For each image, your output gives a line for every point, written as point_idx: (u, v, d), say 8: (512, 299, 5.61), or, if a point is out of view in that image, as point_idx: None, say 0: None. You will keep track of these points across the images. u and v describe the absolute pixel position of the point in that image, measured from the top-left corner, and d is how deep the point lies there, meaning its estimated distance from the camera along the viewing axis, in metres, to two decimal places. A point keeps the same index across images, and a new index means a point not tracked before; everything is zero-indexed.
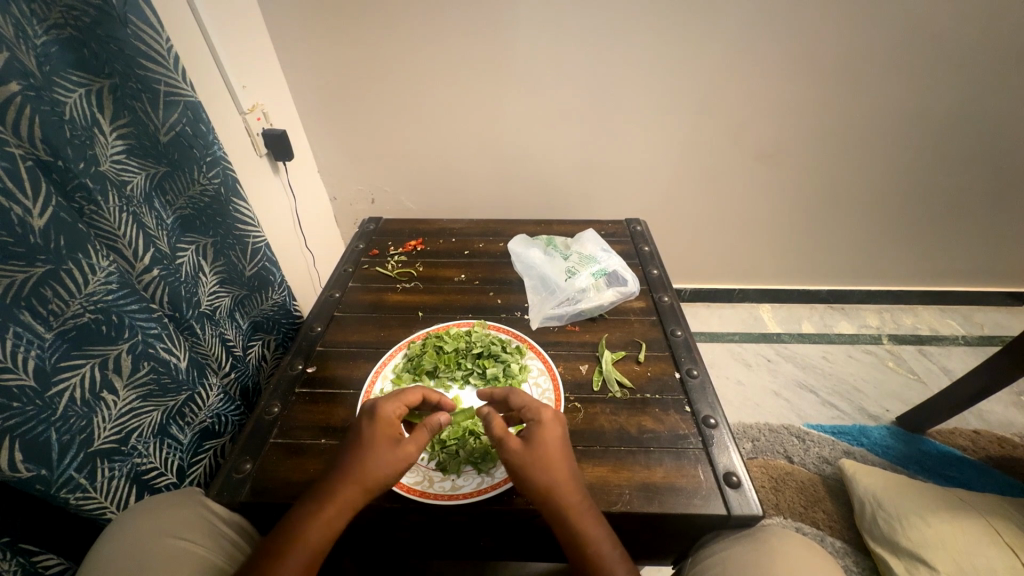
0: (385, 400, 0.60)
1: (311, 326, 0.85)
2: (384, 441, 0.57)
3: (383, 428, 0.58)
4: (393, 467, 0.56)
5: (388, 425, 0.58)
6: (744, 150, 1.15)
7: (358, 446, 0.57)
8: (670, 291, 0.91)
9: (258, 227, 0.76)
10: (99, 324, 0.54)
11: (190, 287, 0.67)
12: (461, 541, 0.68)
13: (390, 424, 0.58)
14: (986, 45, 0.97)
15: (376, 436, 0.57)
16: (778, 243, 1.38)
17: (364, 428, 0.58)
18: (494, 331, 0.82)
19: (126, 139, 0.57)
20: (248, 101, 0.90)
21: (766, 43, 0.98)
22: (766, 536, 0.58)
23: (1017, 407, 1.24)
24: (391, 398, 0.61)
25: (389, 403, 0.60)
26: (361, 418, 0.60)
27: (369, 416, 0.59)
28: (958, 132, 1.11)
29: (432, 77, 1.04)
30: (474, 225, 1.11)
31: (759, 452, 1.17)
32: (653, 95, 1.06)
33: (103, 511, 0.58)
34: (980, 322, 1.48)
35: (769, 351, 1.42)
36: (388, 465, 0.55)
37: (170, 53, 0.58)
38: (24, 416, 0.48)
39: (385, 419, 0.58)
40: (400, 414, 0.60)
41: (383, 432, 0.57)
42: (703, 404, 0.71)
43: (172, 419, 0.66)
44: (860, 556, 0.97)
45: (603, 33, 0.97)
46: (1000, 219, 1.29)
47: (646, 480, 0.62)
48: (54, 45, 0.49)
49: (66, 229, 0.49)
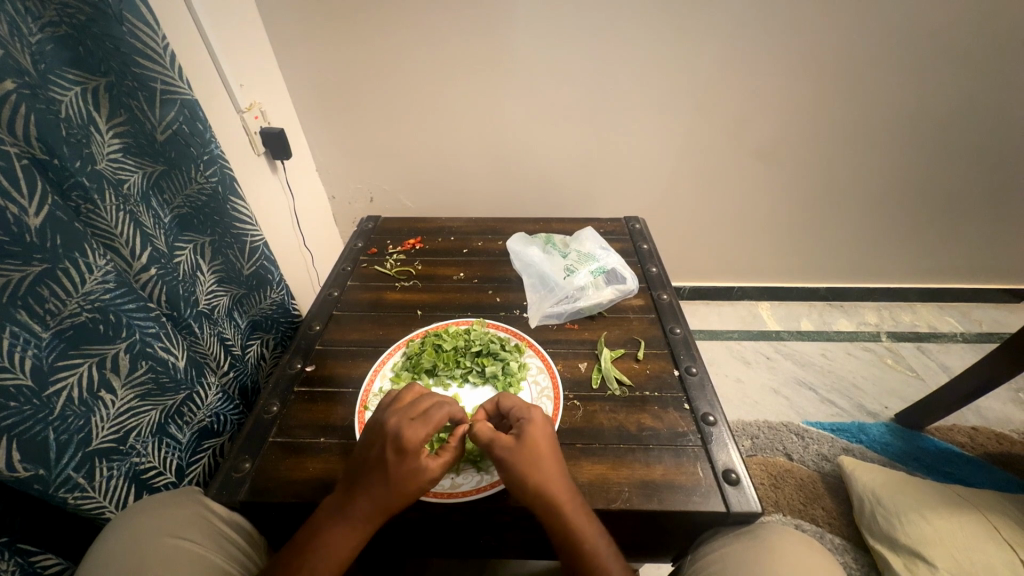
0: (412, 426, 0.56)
1: (310, 325, 0.85)
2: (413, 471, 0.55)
3: (413, 458, 0.55)
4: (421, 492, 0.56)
5: (418, 455, 0.55)
6: (743, 147, 1.15)
7: (385, 473, 0.55)
8: (669, 289, 0.91)
9: (256, 226, 0.76)
10: (96, 323, 0.54)
11: (187, 286, 0.67)
12: (462, 540, 0.68)
13: (419, 453, 0.56)
14: (985, 42, 0.97)
15: (406, 467, 0.55)
16: (777, 240, 1.38)
17: (392, 457, 0.55)
18: (493, 329, 0.82)
19: (122, 138, 0.57)
20: (246, 100, 0.89)
21: (765, 40, 0.98)
22: (765, 533, 0.58)
23: (1015, 403, 1.24)
24: (418, 423, 0.57)
25: (417, 429, 0.56)
26: (387, 442, 0.56)
27: (395, 442, 0.55)
28: (957, 130, 1.11)
29: (430, 75, 1.04)
30: (473, 223, 1.11)
31: (758, 450, 1.17)
32: (653, 94, 1.06)
33: (102, 511, 0.58)
34: (979, 318, 1.48)
35: (769, 349, 1.42)
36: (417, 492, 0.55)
37: (166, 51, 0.57)
38: (21, 416, 0.48)
39: (414, 450, 0.55)
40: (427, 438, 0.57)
41: (412, 462, 0.55)
42: (702, 401, 0.71)
43: (171, 418, 0.66)
44: (859, 553, 0.98)
45: (601, 30, 0.97)
46: (998, 215, 1.29)
47: (645, 478, 0.62)
48: (50, 43, 0.49)
49: (62, 228, 0.49)
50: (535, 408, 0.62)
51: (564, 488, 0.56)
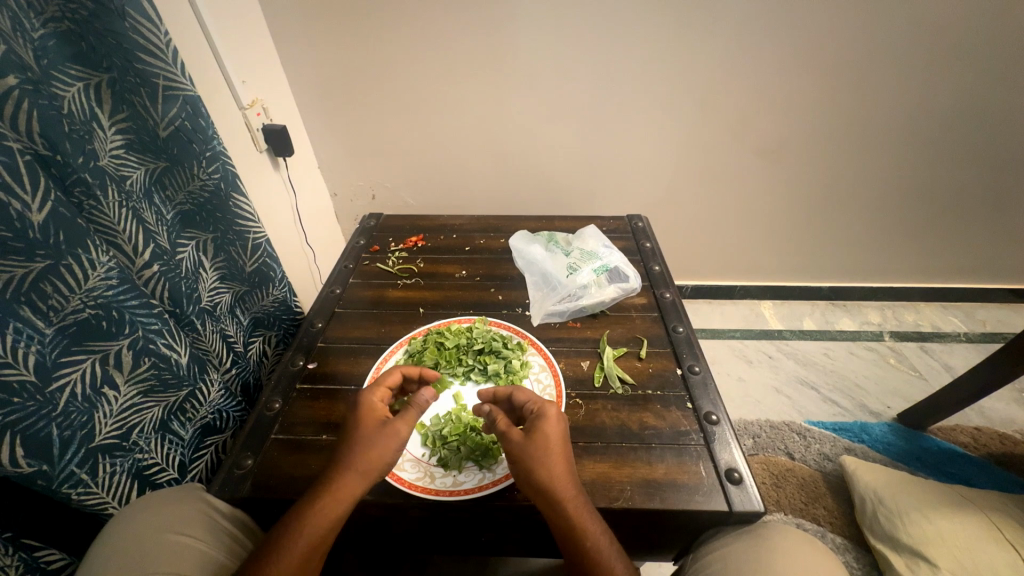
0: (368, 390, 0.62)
1: (311, 322, 0.85)
2: (372, 425, 0.58)
3: (368, 414, 0.59)
4: (387, 445, 0.56)
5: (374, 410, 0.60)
6: (746, 145, 1.15)
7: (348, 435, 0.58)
8: (671, 288, 0.91)
9: (259, 223, 0.76)
10: (99, 320, 0.54)
11: (189, 283, 0.67)
12: (463, 537, 0.68)
13: (374, 409, 0.60)
14: (993, 40, 0.96)
15: (363, 422, 0.58)
16: (780, 239, 1.37)
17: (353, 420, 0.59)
18: (495, 327, 0.82)
19: (125, 134, 0.57)
20: (248, 96, 0.89)
21: (770, 37, 0.97)
22: (766, 532, 0.58)
23: (1018, 404, 1.24)
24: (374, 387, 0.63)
25: (371, 392, 0.62)
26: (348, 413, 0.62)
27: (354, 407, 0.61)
28: (961, 129, 1.10)
29: (433, 72, 1.03)
30: (475, 221, 1.10)
31: (760, 449, 1.17)
32: (656, 91, 1.05)
33: (104, 506, 0.58)
34: (982, 318, 1.47)
35: (771, 348, 1.42)
36: (380, 445, 0.56)
37: (169, 47, 0.57)
38: (24, 412, 0.48)
39: (367, 406, 0.60)
40: (383, 399, 0.62)
41: (369, 417, 0.59)
42: (705, 400, 0.71)
43: (173, 415, 0.66)
44: (861, 552, 0.97)
45: (605, 27, 0.96)
46: (1003, 215, 1.28)
47: (647, 477, 0.62)
48: (52, 38, 0.48)
49: (65, 225, 0.49)
50: (548, 404, 0.61)
51: (569, 483, 0.55)
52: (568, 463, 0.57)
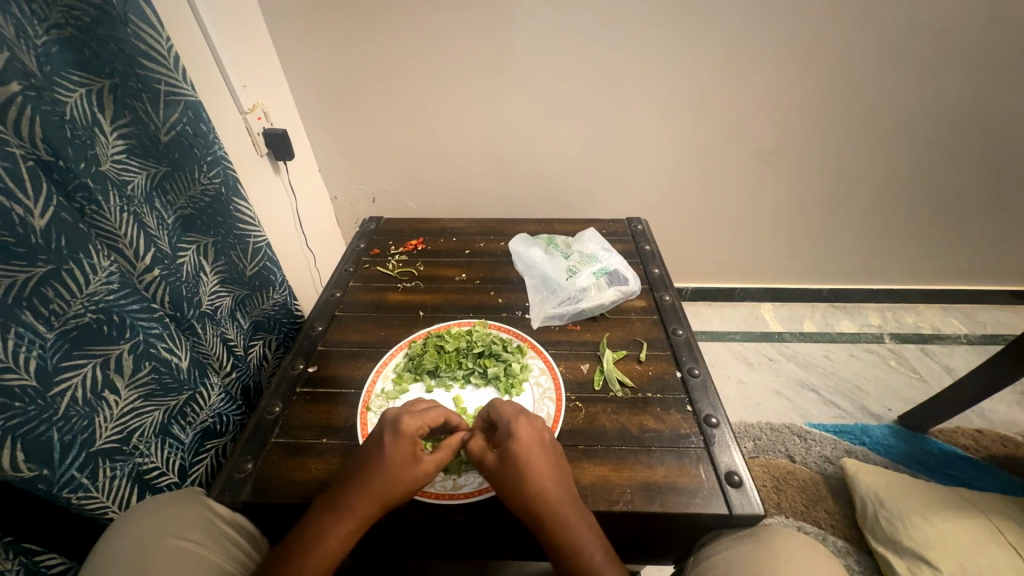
0: (407, 416, 0.58)
1: (312, 326, 0.85)
2: (404, 458, 0.56)
3: (404, 446, 0.56)
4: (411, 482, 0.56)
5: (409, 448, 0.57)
6: (745, 148, 1.15)
7: (378, 462, 0.55)
8: (670, 290, 0.91)
9: (259, 227, 0.76)
10: (100, 324, 0.54)
11: (190, 287, 0.67)
12: (464, 541, 0.68)
13: (411, 443, 0.57)
14: (990, 42, 0.96)
15: (395, 456, 0.56)
16: (780, 242, 1.38)
17: (388, 446, 0.56)
18: (494, 330, 0.82)
19: (127, 139, 0.57)
20: (249, 101, 0.90)
21: (767, 41, 0.98)
22: (767, 535, 0.58)
23: (1019, 406, 1.24)
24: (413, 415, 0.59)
25: (411, 420, 0.58)
26: (377, 434, 0.58)
27: (388, 431, 0.57)
28: (959, 132, 1.11)
29: (433, 76, 1.04)
30: (475, 225, 1.11)
31: (760, 451, 1.16)
32: (655, 94, 1.06)
33: (105, 511, 0.58)
34: (982, 320, 1.47)
35: (771, 350, 1.42)
36: (407, 483, 0.55)
37: (170, 52, 0.58)
38: (25, 416, 0.48)
39: (407, 439, 0.57)
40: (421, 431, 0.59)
41: (404, 451, 0.56)
42: (704, 403, 0.71)
43: (173, 419, 0.66)
44: (862, 555, 0.97)
45: (604, 31, 0.96)
46: (1002, 217, 1.28)
47: (647, 480, 0.62)
48: (55, 45, 0.49)
49: (67, 229, 0.49)
50: (523, 420, 0.59)
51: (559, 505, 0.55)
52: (552, 475, 0.56)
